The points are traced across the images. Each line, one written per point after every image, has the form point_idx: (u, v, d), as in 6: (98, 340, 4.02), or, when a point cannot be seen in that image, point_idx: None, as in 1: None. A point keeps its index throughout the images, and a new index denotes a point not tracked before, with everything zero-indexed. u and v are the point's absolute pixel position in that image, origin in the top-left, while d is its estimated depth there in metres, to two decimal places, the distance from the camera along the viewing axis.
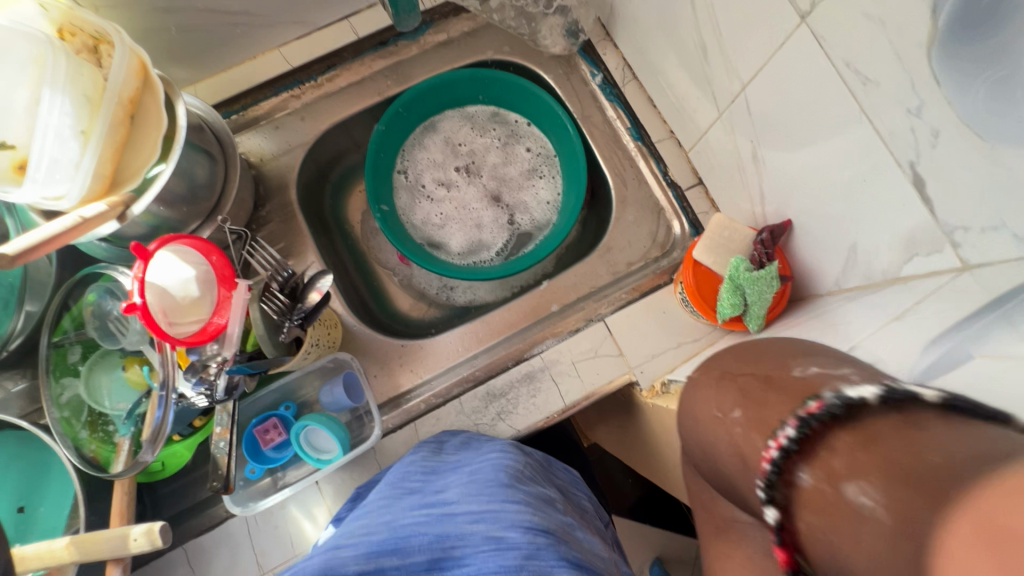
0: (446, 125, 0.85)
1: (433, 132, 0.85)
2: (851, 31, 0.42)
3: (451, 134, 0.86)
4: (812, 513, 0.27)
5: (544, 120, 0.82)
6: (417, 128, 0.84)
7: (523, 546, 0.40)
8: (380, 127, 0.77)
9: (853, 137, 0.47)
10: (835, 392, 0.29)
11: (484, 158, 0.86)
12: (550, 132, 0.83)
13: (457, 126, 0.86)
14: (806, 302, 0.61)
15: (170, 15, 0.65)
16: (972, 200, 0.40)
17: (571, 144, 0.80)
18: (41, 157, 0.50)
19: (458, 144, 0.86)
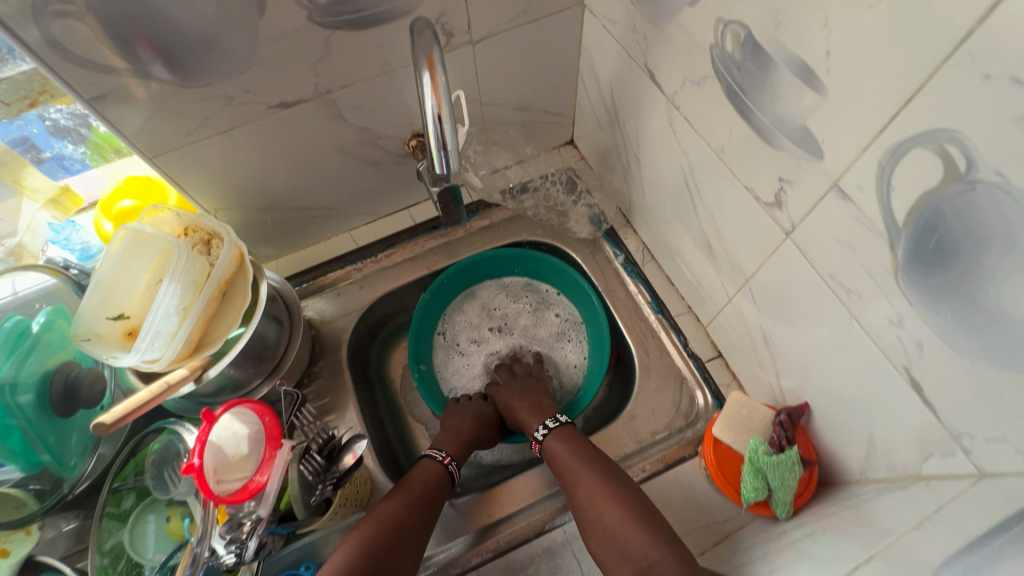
0: (484, 292, 0.95)
1: (472, 298, 0.95)
2: (828, 250, 0.49)
3: (487, 300, 0.95)
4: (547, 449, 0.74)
5: (571, 292, 0.91)
6: (458, 295, 0.94)
7: None
8: (426, 297, 0.89)
9: (848, 336, 0.51)
10: None
11: (516, 322, 0.94)
12: (577, 302, 0.92)
13: (493, 293, 0.95)
14: (835, 489, 0.60)
15: (270, 212, 0.80)
16: (969, 410, 0.41)
17: (595, 314, 0.87)
18: (148, 330, 0.61)
19: (493, 309, 0.95)
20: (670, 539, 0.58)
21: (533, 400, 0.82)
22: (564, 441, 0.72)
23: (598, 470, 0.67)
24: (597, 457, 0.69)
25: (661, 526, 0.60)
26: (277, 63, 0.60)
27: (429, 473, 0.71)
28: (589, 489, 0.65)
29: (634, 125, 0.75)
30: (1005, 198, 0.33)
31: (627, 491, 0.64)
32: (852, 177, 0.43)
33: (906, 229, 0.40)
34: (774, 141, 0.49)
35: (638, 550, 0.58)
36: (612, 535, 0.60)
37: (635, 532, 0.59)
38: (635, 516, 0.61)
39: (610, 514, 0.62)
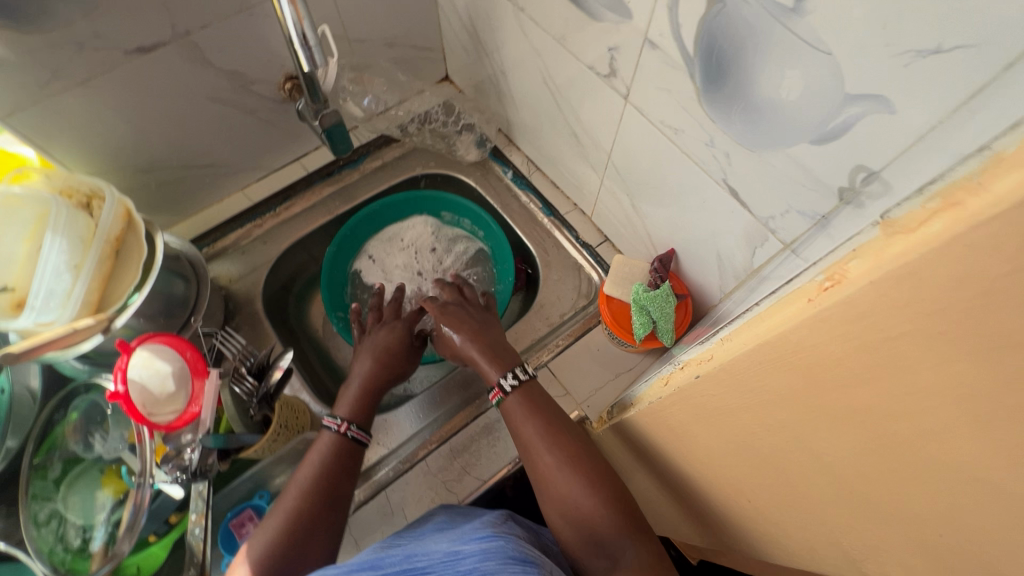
0: (392, 232, 0.96)
1: (382, 240, 0.95)
2: (655, 99, 0.59)
3: (397, 241, 0.95)
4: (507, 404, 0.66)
5: (471, 219, 0.96)
6: (367, 243, 0.96)
7: (473, 554, 0.44)
8: (330, 249, 0.91)
9: (684, 171, 0.62)
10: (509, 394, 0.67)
11: (429, 258, 0.94)
12: (479, 231, 0.96)
13: (401, 231, 0.96)
14: (705, 313, 0.72)
15: (150, 174, 0.79)
16: (768, 196, 0.53)
17: (499, 235, 0.92)
18: (40, 291, 0.60)
19: (405, 244, 0.95)
20: (611, 484, 0.58)
21: (489, 343, 0.73)
22: (524, 400, 0.65)
23: (545, 421, 0.63)
24: (550, 413, 0.64)
25: (605, 473, 0.59)
26: (124, 4, 0.60)
27: (324, 451, 0.62)
28: (532, 436, 0.62)
29: (493, 41, 0.82)
30: (744, 5, 0.43)
31: (573, 437, 0.62)
32: (654, 26, 0.52)
33: (697, 57, 0.50)
34: (598, 15, 0.58)
35: (579, 498, 0.56)
36: (567, 499, 0.57)
37: (577, 478, 0.58)
38: (578, 463, 0.59)
39: (552, 458, 0.60)
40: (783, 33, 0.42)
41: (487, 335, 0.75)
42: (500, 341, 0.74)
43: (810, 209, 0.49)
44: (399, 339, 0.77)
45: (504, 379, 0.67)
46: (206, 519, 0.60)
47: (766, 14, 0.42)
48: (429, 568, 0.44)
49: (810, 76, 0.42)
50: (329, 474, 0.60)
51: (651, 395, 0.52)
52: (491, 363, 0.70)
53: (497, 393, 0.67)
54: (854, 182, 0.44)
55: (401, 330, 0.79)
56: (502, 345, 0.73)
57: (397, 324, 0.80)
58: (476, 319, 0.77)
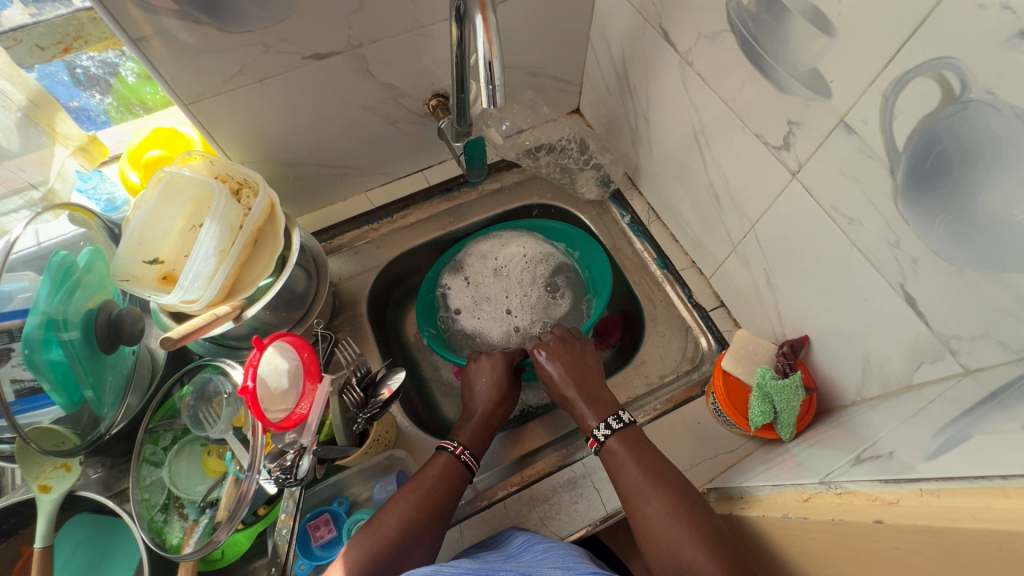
0: (485, 249, 0.93)
1: (473, 256, 0.92)
2: (834, 185, 0.54)
3: (489, 261, 0.93)
4: (605, 452, 0.62)
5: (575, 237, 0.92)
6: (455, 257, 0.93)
7: None
8: (431, 274, 0.91)
9: (849, 262, 0.57)
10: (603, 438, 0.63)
11: (520, 289, 0.92)
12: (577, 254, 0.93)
13: (491, 246, 0.93)
14: (832, 413, 0.66)
15: (292, 168, 0.82)
16: (959, 315, 0.47)
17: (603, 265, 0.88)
18: (189, 271, 0.63)
19: (495, 263, 0.93)
20: (722, 546, 0.52)
21: (590, 392, 0.69)
22: (625, 442, 0.61)
23: (649, 467, 0.59)
24: (651, 453, 0.61)
25: (716, 533, 0.53)
26: (315, 15, 0.63)
27: (439, 468, 0.63)
28: (635, 479, 0.58)
29: (645, 87, 0.79)
30: (994, 114, 0.38)
31: (680, 488, 0.57)
32: (858, 111, 0.48)
33: (905, 153, 0.46)
34: (787, 87, 0.54)
35: (685, 551, 0.52)
36: (671, 553, 0.53)
37: (685, 531, 0.53)
38: (684, 515, 0.54)
39: (656, 506, 0.56)
40: None
41: (593, 383, 0.71)
42: (602, 391, 0.69)
43: (1015, 342, 0.43)
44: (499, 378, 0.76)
45: (597, 428, 0.64)
46: (293, 520, 0.61)
47: (1022, 127, 0.37)
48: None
49: None
50: (436, 495, 0.61)
51: (784, 506, 0.47)
52: (591, 411, 0.67)
53: (592, 443, 0.64)
54: None
55: (496, 360, 0.77)
56: (602, 395, 0.69)
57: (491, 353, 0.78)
58: (575, 352, 0.74)
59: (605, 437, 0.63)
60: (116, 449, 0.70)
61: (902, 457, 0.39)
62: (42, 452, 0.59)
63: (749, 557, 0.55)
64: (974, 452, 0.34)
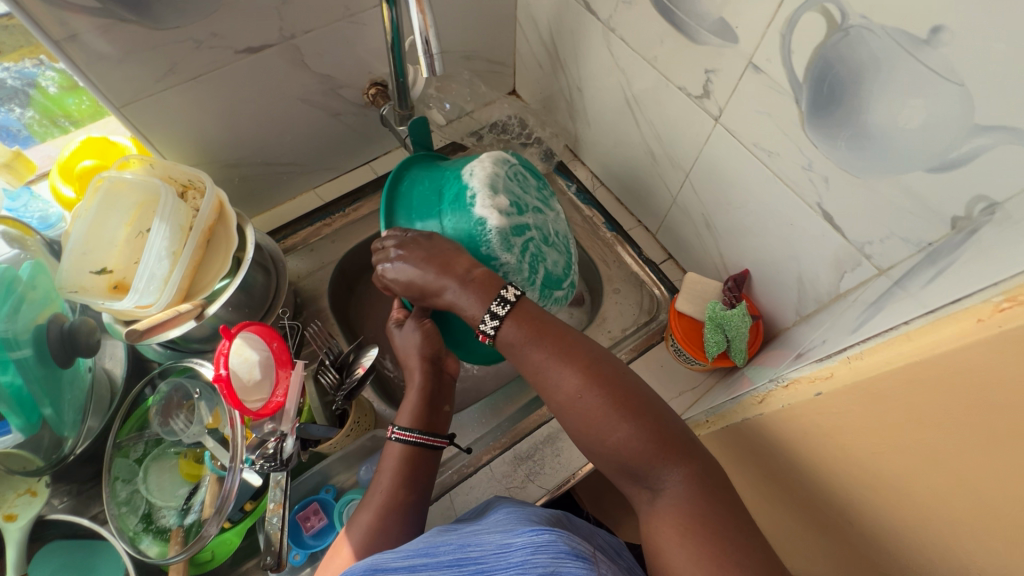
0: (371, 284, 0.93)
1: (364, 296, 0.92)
2: (751, 121, 0.60)
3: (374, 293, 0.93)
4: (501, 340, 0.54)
5: None
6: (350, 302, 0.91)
7: (523, 549, 0.36)
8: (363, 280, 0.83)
9: (773, 192, 0.63)
10: (491, 328, 0.53)
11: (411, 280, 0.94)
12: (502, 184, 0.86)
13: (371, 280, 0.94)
14: (777, 336, 0.72)
15: (236, 168, 0.82)
16: (867, 221, 0.54)
17: (424, 178, 0.70)
18: (143, 275, 0.62)
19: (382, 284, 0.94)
20: (643, 407, 0.49)
21: (462, 275, 0.57)
22: (521, 325, 0.53)
23: (555, 347, 0.52)
24: (551, 328, 0.53)
25: (633, 394, 0.50)
26: (244, 7, 0.63)
27: (396, 460, 0.60)
28: (541, 362, 0.52)
29: (574, 59, 0.84)
30: (870, 35, 0.44)
31: (590, 357, 0.52)
32: (762, 51, 0.54)
33: (806, 83, 0.52)
34: (699, 38, 0.60)
35: (606, 425, 0.48)
36: (594, 429, 0.49)
37: (602, 405, 0.49)
38: (598, 388, 0.49)
39: (568, 386, 0.50)
40: (910, 64, 0.43)
41: (460, 262, 0.58)
42: (473, 269, 0.57)
43: (914, 237, 0.50)
44: (409, 337, 0.66)
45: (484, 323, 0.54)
46: (284, 508, 0.60)
47: (893, 44, 0.43)
48: (483, 564, 0.37)
49: (935, 105, 0.43)
50: (400, 484, 0.58)
51: (742, 411, 0.52)
52: (472, 297, 0.55)
53: (486, 338, 0.54)
54: (971, 212, 0.44)
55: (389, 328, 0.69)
56: (479, 274, 0.57)
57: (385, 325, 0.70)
58: (427, 245, 0.59)
59: (496, 330, 0.53)
60: (81, 472, 0.67)
61: (834, 339, 0.45)
62: (12, 473, 0.59)
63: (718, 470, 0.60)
64: (887, 319, 0.39)
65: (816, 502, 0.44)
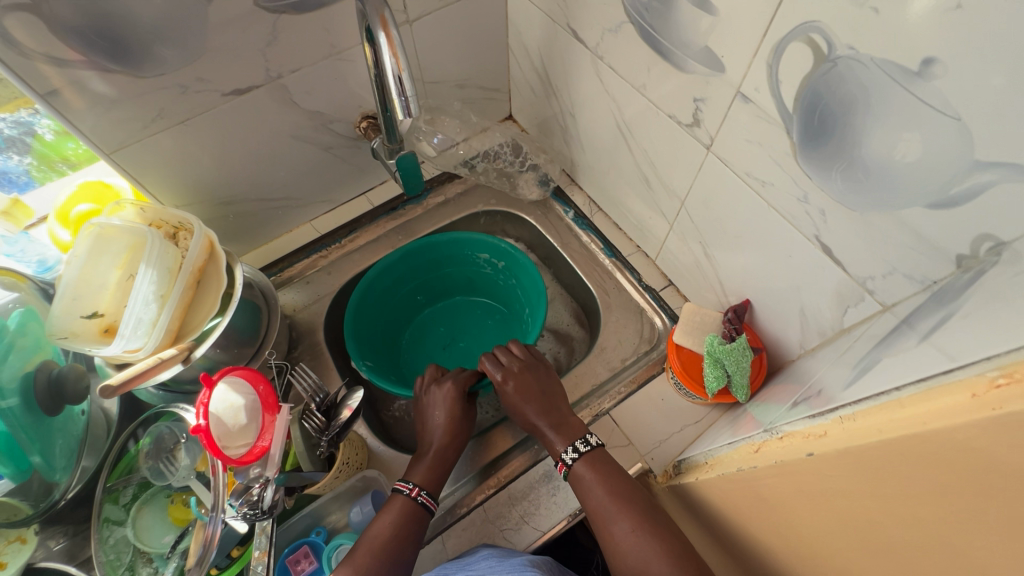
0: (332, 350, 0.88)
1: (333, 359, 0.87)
2: (743, 153, 0.57)
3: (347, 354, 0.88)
4: (576, 474, 0.63)
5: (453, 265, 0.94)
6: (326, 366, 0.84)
7: None
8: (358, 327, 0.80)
9: (770, 223, 0.60)
10: (574, 454, 0.63)
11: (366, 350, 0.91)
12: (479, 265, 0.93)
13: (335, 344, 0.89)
14: (782, 369, 0.69)
15: (230, 206, 0.82)
16: (868, 256, 0.50)
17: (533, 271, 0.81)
18: (130, 319, 0.62)
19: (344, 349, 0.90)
20: (691, 559, 0.53)
21: (559, 414, 0.68)
22: (592, 465, 0.62)
23: (613, 487, 0.60)
24: (619, 474, 0.62)
25: (683, 544, 0.55)
26: (229, 51, 0.63)
27: (395, 513, 0.60)
28: (602, 502, 0.59)
29: (566, 85, 0.82)
30: (859, 66, 0.42)
31: (645, 506, 0.59)
32: (749, 81, 0.52)
33: (796, 113, 0.49)
34: (687, 67, 0.58)
35: (658, 569, 0.53)
36: (642, 570, 0.53)
37: (651, 549, 0.54)
38: (649, 531, 0.56)
39: (624, 527, 0.57)
40: (904, 96, 0.40)
41: (562, 404, 0.69)
42: (570, 415, 0.68)
43: (918, 274, 0.47)
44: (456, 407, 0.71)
45: (566, 452, 0.64)
46: (268, 556, 0.59)
47: (884, 75, 0.40)
48: None
49: (932, 140, 0.40)
50: (393, 542, 0.58)
51: (738, 460, 0.49)
52: (558, 434, 0.66)
53: (562, 466, 0.64)
54: (976, 251, 0.41)
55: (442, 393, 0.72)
56: (570, 417, 0.68)
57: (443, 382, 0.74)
58: (544, 382, 0.71)
59: (574, 461, 0.63)
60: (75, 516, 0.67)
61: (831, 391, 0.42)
62: None
63: (716, 518, 0.56)
64: (882, 374, 0.36)
65: (812, 567, 0.41)
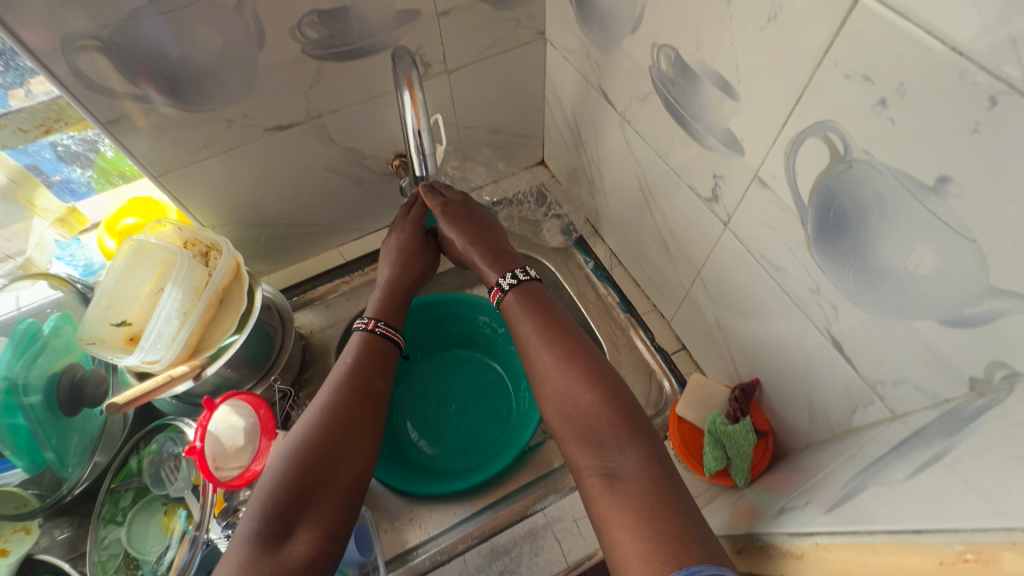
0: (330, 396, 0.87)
1: None
2: (759, 235, 0.56)
3: None
4: (509, 311, 0.69)
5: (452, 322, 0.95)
6: None
7: None
8: None
9: (783, 307, 0.58)
10: (508, 288, 0.70)
11: None
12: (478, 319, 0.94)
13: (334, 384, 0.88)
14: (788, 456, 0.66)
15: (263, 228, 0.86)
16: (879, 360, 0.48)
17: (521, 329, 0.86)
18: (151, 333, 0.66)
19: None
20: (611, 384, 0.58)
21: (494, 246, 0.75)
22: (527, 299, 0.68)
23: (545, 324, 0.65)
24: (551, 312, 0.67)
25: (603, 368, 0.60)
26: (275, 91, 0.68)
27: (358, 348, 0.66)
28: (532, 346, 0.64)
29: (595, 141, 0.83)
30: (874, 172, 0.41)
31: (577, 345, 0.63)
32: (767, 167, 0.51)
33: (811, 206, 0.48)
34: (708, 144, 0.58)
35: (575, 397, 0.58)
36: (561, 392, 0.60)
37: (574, 368, 0.60)
38: (568, 341, 0.63)
39: (546, 356, 0.62)
40: (918, 209, 0.38)
41: (495, 239, 0.77)
42: (504, 245, 0.76)
43: (930, 388, 0.44)
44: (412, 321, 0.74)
45: (502, 279, 0.71)
46: None
47: (899, 185, 0.39)
48: None
49: (946, 257, 0.38)
50: (358, 382, 0.62)
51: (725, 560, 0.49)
52: (494, 264, 0.73)
53: (497, 292, 0.71)
54: (991, 376, 0.39)
55: (403, 231, 0.79)
56: (504, 249, 0.76)
57: (403, 224, 0.80)
58: (479, 217, 0.78)
59: (510, 286, 0.70)
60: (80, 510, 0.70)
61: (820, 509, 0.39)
62: None
63: None
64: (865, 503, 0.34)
65: None
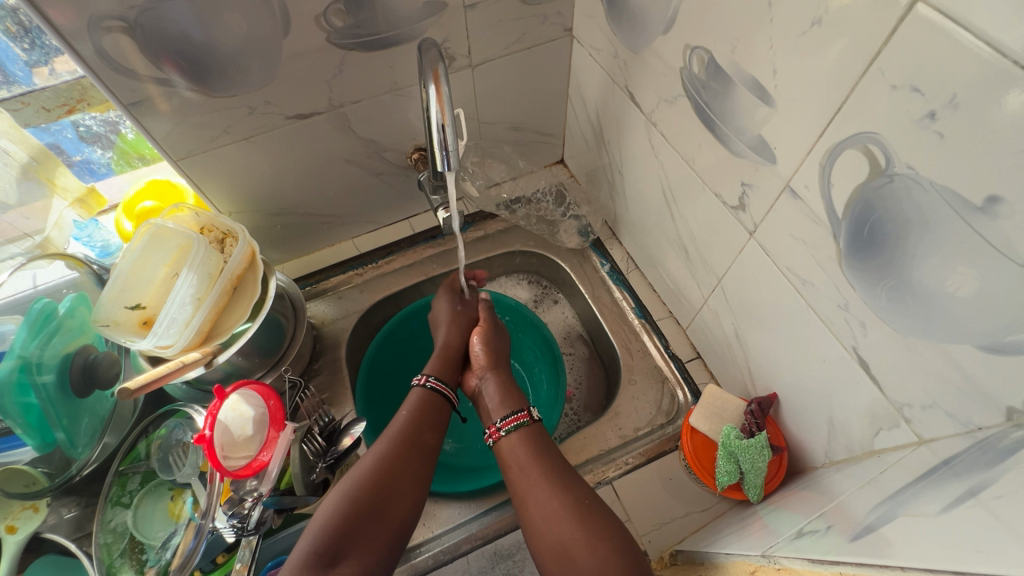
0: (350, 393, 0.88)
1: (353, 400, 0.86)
2: (786, 246, 0.55)
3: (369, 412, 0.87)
4: (523, 442, 0.67)
5: None
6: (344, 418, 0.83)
7: None
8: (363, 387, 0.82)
9: (807, 322, 0.56)
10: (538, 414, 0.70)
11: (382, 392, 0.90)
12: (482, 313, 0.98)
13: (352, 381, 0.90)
14: (802, 474, 0.64)
15: (280, 217, 0.86)
16: (907, 382, 0.46)
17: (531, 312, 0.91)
18: (165, 318, 0.66)
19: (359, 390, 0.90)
20: (618, 537, 0.56)
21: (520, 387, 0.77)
22: (530, 447, 0.66)
23: (544, 465, 0.64)
24: (552, 459, 0.65)
25: (610, 522, 0.58)
26: (297, 80, 0.67)
27: (413, 404, 0.69)
28: (532, 486, 0.62)
29: (618, 142, 0.82)
30: (916, 187, 0.39)
31: (581, 495, 0.61)
32: (800, 177, 0.49)
33: (845, 221, 0.46)
34: (738, 151, 0.56)
35: (581, 549, 0.55)
36: (566, 538, 0.57)
37: (577, 521, 0.58)
38: (572, 489, 0.61)
39: (556, 503, 0.60)
40: (963, 228, 0.37)
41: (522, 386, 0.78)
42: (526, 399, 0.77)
43: (962, 415, 0.43)
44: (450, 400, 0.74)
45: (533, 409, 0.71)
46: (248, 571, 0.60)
47: (944, 203, 0.37)
48: None
49: (990, 281, 0.36)
50: (411, 430, 0.65)
51: None
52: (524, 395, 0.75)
53: (523, 415, 0.69)
54: None
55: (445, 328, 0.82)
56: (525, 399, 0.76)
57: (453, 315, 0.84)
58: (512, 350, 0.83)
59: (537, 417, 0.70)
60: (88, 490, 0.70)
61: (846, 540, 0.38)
62: (7, 494, 0.62)
63: None
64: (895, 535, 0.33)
65: None
